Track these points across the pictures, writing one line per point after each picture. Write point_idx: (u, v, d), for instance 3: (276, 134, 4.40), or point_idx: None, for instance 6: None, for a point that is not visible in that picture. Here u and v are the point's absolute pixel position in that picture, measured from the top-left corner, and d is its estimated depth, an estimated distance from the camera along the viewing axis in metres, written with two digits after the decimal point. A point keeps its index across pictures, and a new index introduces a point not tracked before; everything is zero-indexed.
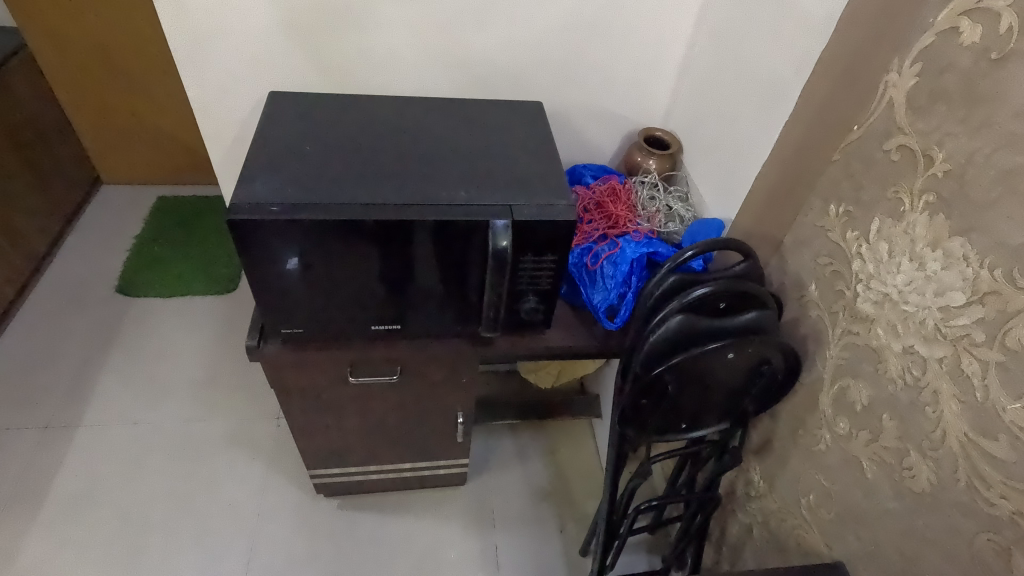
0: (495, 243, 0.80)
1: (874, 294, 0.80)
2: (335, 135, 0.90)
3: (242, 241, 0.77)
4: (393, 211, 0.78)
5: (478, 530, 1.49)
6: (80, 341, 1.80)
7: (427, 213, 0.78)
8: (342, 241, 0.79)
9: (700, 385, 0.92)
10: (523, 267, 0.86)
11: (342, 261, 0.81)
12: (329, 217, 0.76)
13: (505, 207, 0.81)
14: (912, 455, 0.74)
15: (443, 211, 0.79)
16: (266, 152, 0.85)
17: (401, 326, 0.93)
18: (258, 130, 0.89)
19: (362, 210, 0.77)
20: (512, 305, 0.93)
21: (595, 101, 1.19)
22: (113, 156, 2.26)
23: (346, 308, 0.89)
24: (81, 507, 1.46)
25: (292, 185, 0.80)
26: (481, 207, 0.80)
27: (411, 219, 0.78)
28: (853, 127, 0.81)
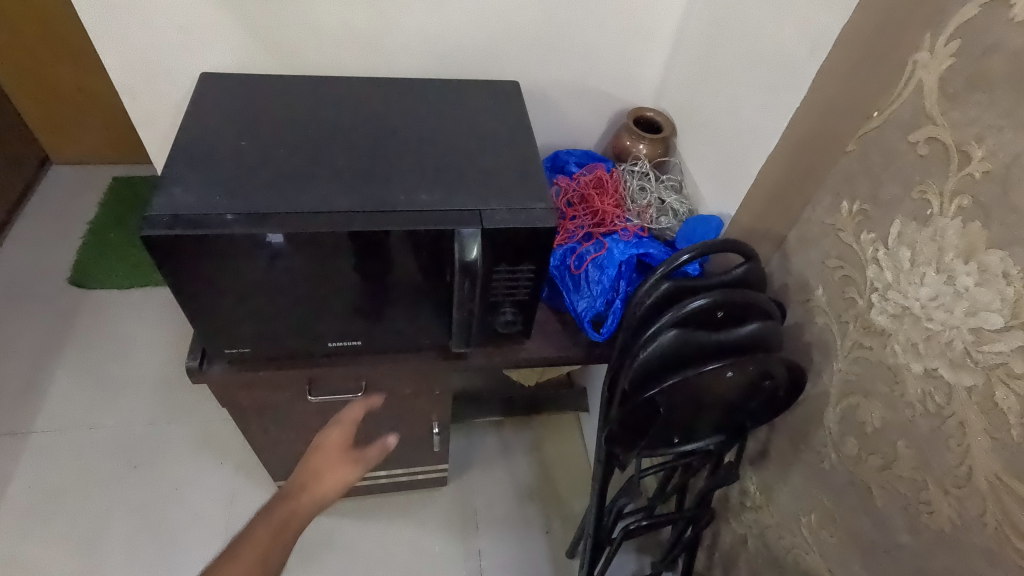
0: (463, 253, 0.70)
1: (892, 306, 0.71)
2: (275, 126, 0.77)
3: (164, 258, 0.65)
4: (341, 220, 0.67)
5: (461, 534, 1.43)
6: (30, 339, 1.67)
7: (382, 223, 0.67)
8: (284, 255, 0.67)
9: (695, 402, 0.83)
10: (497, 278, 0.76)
11: (285, 275, 0.70)
12: (266, 230, 0.65)
13: (475, 213, 0.70)
14: (930, 489, 0.67)
15: (402, 220, 0.68)
16: (192, 147, 0.72)
17: (362, 341, 0.83)
18: (184, 121, 0.76)
19: (305, 221, 0.66)
20: (488, 317, 0.83)
21: (580, 78, 1.07)
22: (60, 134, 2.07)
23: (296, 324, 0.78)
24: (36, 520, 1.37)
25: (222, 189, 0.68)
26: (447, 213, 0.69)
27: (363, 230, 0.67)
28: (873, 114, 0.71)
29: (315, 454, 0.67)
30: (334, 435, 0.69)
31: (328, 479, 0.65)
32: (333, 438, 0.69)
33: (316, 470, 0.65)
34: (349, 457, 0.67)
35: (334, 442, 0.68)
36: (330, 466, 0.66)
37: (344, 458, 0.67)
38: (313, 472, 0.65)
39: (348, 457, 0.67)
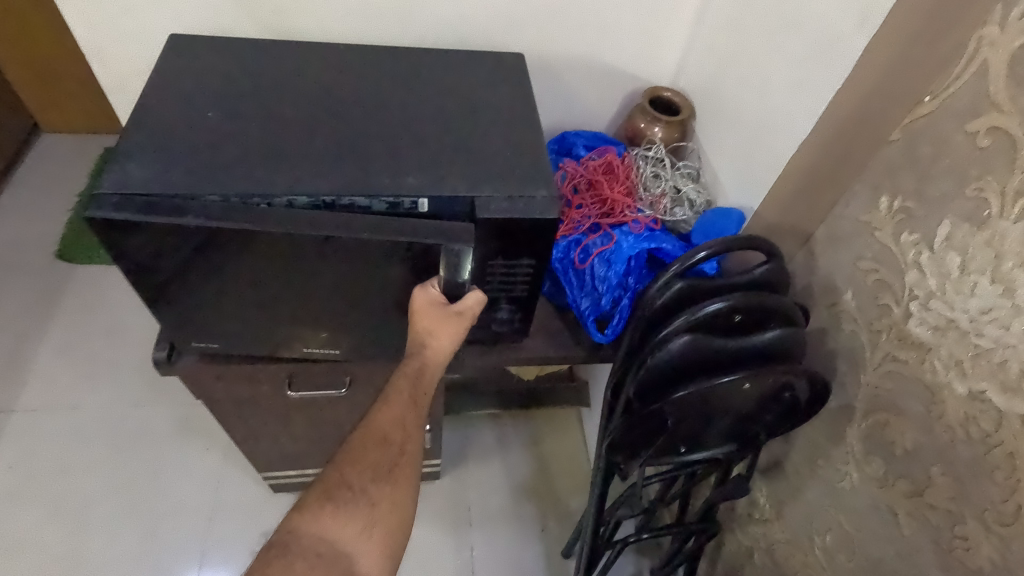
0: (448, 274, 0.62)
1: (934, 317, 0.63)
2: (251, 96, 0.70)
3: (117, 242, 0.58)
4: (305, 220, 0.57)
5: (453, 529, 1.38)
6: (14, 313, 1.62)
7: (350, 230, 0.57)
8: (248, 258, 0.59)
9: (706, 412, 0.76)
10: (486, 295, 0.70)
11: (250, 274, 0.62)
12: (226, 224, 0.56)
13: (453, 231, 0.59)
14: (968, 523, 0.60)
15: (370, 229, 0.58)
16: (154, 118, 0.65)
17: (338, 352, 0.75)
18: (147, 88, 0.68)
19: (264, 215, 0.57)
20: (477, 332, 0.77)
21: (592, 52, 0.98)
22: (51, 103, 2.00)
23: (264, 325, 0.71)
24: (15, 502, 1.33)
25: (184, 166, 0.60)
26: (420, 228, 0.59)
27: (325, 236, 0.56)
28: (924, 98, 0.62)
29: (416, 310, 0.64)
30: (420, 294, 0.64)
31: (437, 334, 0.65)
32: (422, 297, 0.63)
33: (422, 325, 0.64)
34: (447, 315, 0.64)
35: (426, 300, 0.64)
36: (434, 324, 0.64)
37: (443, 312, 0.64)
38: (421, 329, 0.65)
39: (446, 311, 0.63)
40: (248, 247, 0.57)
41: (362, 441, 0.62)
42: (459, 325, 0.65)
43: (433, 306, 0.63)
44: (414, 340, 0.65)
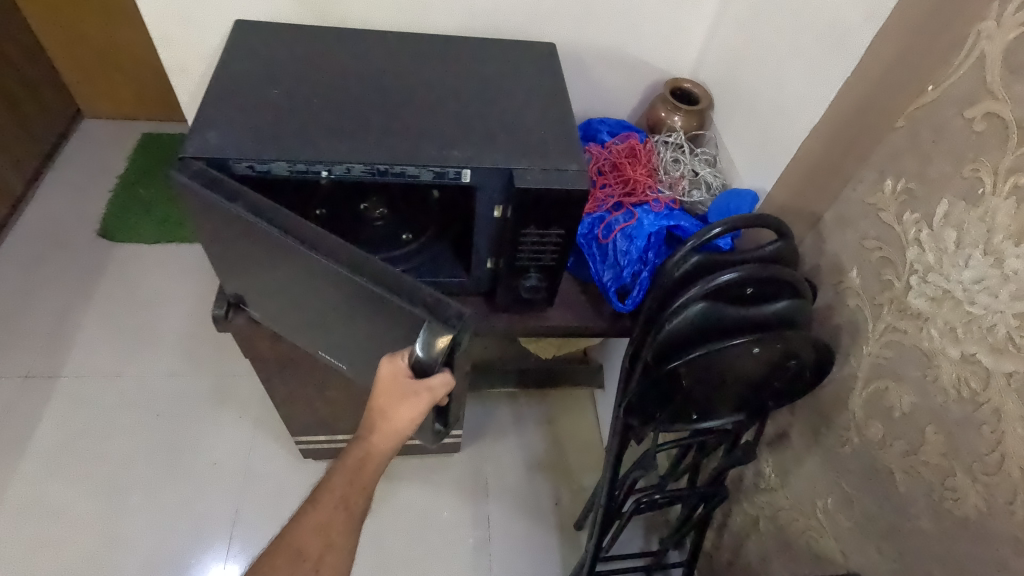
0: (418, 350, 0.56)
1: (932, 289, 0.68)
2: (310, 77, 0.77)
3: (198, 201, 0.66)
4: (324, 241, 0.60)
5: (471, 499, 1.45)
6: (60, 287, 1.71)
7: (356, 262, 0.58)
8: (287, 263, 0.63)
9: (717, 377, 0.82)
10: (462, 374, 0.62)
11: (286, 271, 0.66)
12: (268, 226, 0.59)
13: (439, 308, 0.55)
14: (957, 476, 0.66)
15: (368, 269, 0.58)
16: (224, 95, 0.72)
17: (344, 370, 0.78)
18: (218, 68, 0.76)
19: (308, 229, 0.59)
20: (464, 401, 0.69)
21: (617, 44, 1.04)
22: (94, 89, 2.09)
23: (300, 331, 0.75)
24: (62, 459, 1.42)
25: (254, 137, 0.68)
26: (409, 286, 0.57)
27: (327, 260, 0.58)
28: (927, 87, 0.68)
29: (377, 386, 0.60)
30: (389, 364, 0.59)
31: (391, 417, 0.60)
32: (388, 369, 0.59)
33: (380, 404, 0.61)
34: (409, 391, 0.58)
35: (390, 374, 0.59)
36: (392, 401, 0.60)
37: (403, 392, 0.58)
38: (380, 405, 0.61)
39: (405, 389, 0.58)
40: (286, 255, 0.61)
41: (285, 540, 0.61)
42: (415, 411, 0.59)
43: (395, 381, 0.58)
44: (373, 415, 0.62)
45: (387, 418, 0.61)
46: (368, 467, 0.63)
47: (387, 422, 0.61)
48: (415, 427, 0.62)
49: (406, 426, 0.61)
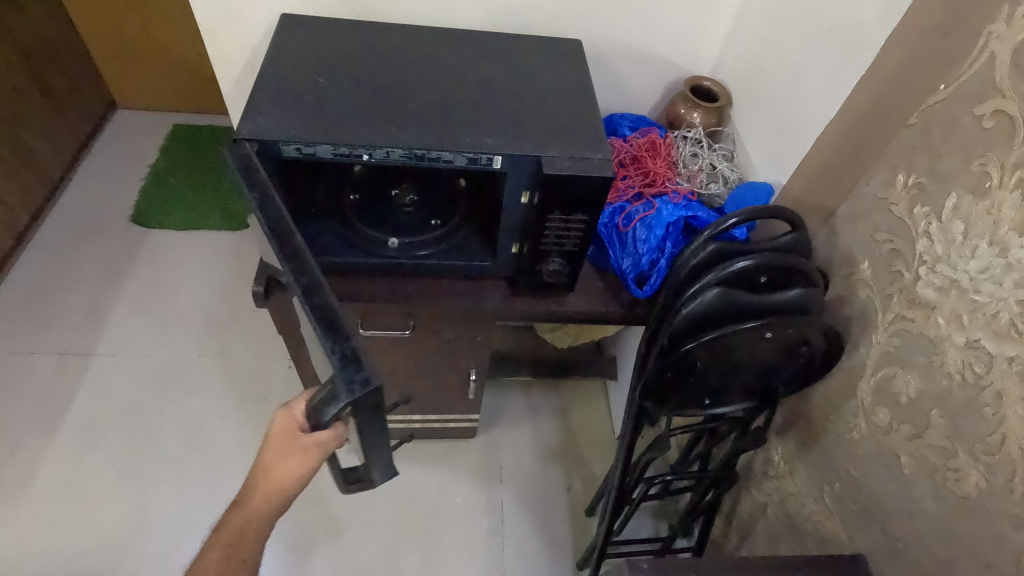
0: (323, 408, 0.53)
1: (939, 279, 0.71)
2: (353, 70, 0.83)
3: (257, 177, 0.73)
4: (304, 255, 0.59)
5: (485, 483, 1.50)
6: (94, 269, 1.78)
7: (314, 287, 0.56)
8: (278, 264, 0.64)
9: (730, 362, 0.86)
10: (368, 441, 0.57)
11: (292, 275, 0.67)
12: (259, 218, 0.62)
13: (345, 371, 0.51)
14: (960, 457, 0.69)
15: (318, 297, 0.56)
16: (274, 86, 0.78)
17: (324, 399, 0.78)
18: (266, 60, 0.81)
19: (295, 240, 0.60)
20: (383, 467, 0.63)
21: (640, 43, 1.08)
22: (129, 81, 2.17)
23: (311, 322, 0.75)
24: (96, 434, 1.48)
25: (306, 123, 0.73)
26: (338, 332, 0.53)
27: (287, 268, 0.57)
28: (939, 86, 0.70)
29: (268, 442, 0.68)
30: (282, 416, 0.66)
31: (279, 473, 0.67)
32: (283, 421, 0.66)
33: (269, 459, 0.67)
34: (297, 446, 0.65)
35: (281, 428, 0.66)
36: (282, 454, 0.66)
37: (291, 447, 0.65)
38: (269, 459, 0.67)
39: (292, 448, 0.65)
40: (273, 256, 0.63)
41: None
42: (302, 467, 0.66)
43: (286, 437, 0.65)
44: (262, 470, 0.68)
45: (274, 471, 0.67)
46: (256, 519, 0.69)
47: (274, 478, 0.67)
48: (305, 479, 0.68)
49: (294, 482, 0.68)
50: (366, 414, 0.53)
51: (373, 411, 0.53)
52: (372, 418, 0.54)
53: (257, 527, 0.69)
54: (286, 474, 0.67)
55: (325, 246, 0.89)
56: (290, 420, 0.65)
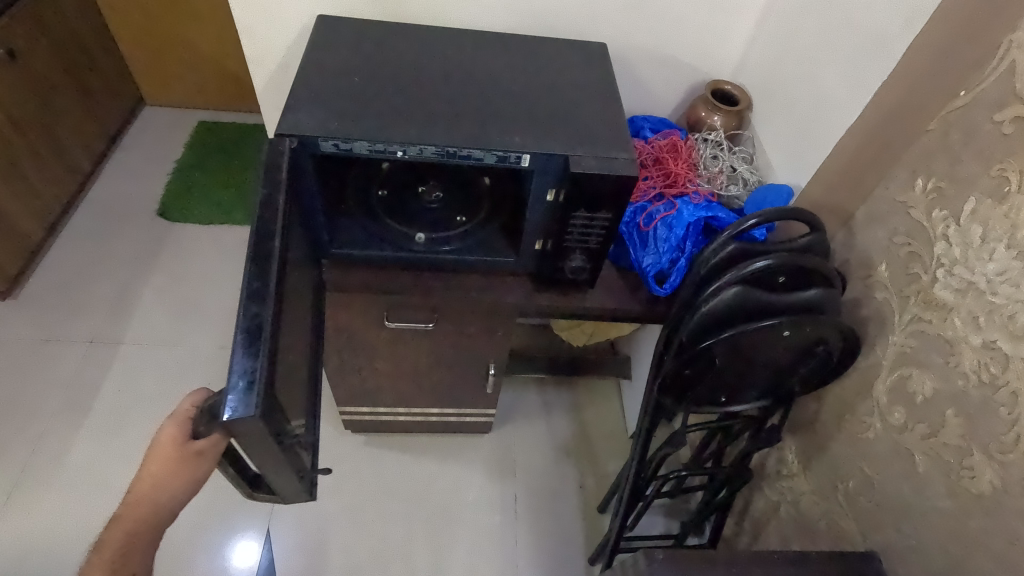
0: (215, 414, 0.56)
1: (957, 281, 0.73)
2: (388, 75, 0.87)
3: (301, 169, 0.79)
4: (270, 261, 0.62)
5: (499, 477, 1.52)
6: (121, 261, 1.83)
7: (259, 295, 0.59)
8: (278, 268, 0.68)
9: (747, 360, 0.87)
10: (260, 456, 0.59)
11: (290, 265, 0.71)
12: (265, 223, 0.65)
13: (237, 389, 0.54)
14: (975, 455, 0.71)
15: (258, 305, 0.58)
16: (316, 89, 0.83)
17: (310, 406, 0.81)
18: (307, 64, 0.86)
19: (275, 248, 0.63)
20: (281, 472, 0.65)
21: (662, 48, 1.11)
22: (157, 78, 2.23)
23: (303, 325, 0.78)
24: (123, 420, 1.51)
25: (345, 122, 0.79)
26: (253, 350, 0.56)
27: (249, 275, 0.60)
28: (960, 92, 0.72)
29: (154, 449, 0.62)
30: (170, 425, 0.61)
31: (166, 485, 0.62)
32: (167, 431, 0.61)
33: (153, 472, 0.62)
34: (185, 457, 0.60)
35: (169, 437, 0.61)
36: (166, 466, 0.61)
37: (181, 457, 0.60)
38: (151, 471, 0.62)
39: (180, 456, 0.60)
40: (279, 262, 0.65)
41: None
42: (192, 475, 0.62)
43: (174, 445, 0.60)
44: (141, 483, 0.63)
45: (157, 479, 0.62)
46: (141, 534, 0.63)
47: (160, 491, 0.63)
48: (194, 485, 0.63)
49: (182, 491, 0.63)
50: (246, 436, 0.55)
51: (256, 435, 0.55)
52: (255, 441, 0.56)
53: (143, 544, 0.63)
54: (176, 484, 0.62)
55: (355, 239, 0.92)
56: (179, 427, 0.61)
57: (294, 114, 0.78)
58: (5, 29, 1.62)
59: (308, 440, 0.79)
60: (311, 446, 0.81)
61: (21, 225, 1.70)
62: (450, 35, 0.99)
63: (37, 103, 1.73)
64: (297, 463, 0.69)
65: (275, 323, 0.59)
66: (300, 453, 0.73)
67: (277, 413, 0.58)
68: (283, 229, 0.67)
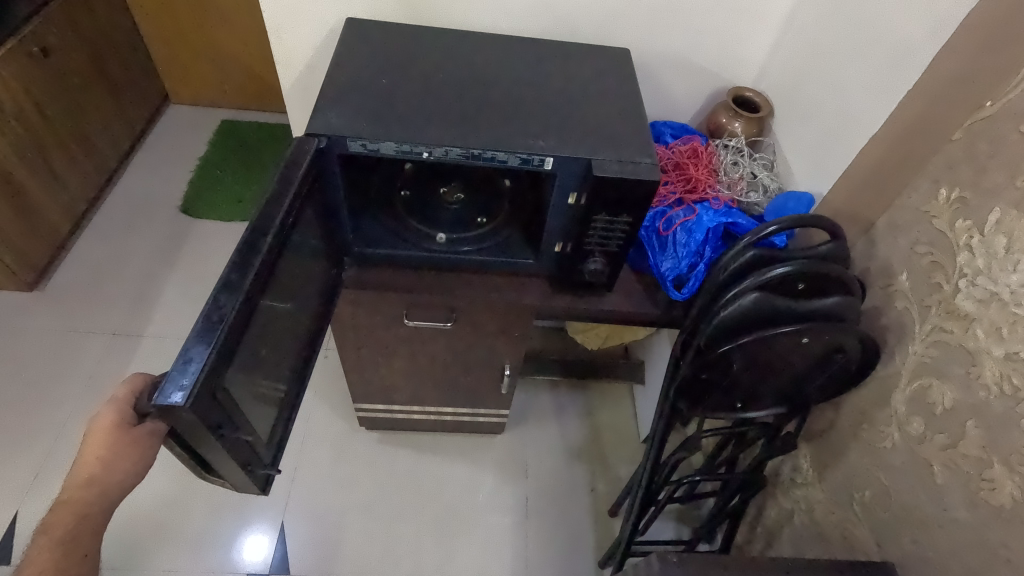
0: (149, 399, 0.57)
1: (980, 291, 0.72)
2: (415, 77, 0.89)
3: (326, 168, 0.80)
4: (255, 254, 0.64)
5: (511, 478, 1.52)
6: (145, 255, 1.86)
7: (232, 287, 0.61)
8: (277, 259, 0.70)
9: (765, 365, 0.87)
10: (197, 445, 0.60)
11: (287, 253, 0.72)
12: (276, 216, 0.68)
13: (178, 375, 0.55)
14: (995, 467, 0.70)
15: (228, 298, 0.60)
16: (345, 89, 0.85)
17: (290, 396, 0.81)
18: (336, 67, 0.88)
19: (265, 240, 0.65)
20: (224, 463, 0.65)
21: (685, 54, 1.12)
22: (183, 76, 2.28)
23: (297, 318, 0.80)
24: None
25: (372, 123, 0.80)
26: (206, 341, 0.57)
27: (230, 267, 0.62)
28: (986, 102, 0.71)
29: (98, 434, 0.62)
30: (107, 410, 0.62)
31: (112, 467, 0.63)
32: (108, 415, 0.62)
33: (97, 454, 0.62)
34: (125, 440, 0.60)
35: (109, 421, 0.62)
36: (110, 450, 0.62)
37: (122, 442, 0.61)
38: (96, 453, 0.63)
39: (121, 440, 0.60)
40: (277, 252, 0.67)
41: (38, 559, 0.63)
42: (135, 459, 0.62)
43: (114, 429, 0.61)
44: (89, 465, 0.63)
45: (101, 460, 0.63)
46: (93, 512, 0.65)
47: (107, 473, 0.63)
48: (141, 466, 0.63)
49: (129, 474, 0.64)
50: (184, 424, 0.55)
51: (188, 423, 0.56)
52: (194, 429, 0.57)
53: (96, 521, 0.65)
54: (121, 467, 0.63)
55: (376, 237, 0.93)
56: (119, 413, 0.62)
57: (323, 115, 0.80)
58: (39, 27, 1.66)
59: (280, 434, 0.79)
60: (280, 441, 0.80)
61: (49, 218, 1.74)
62: (474, 38, 1.00)
63: (67, 99, 1.78)
64: (246, 456, 0.69)
65: (241, 317, 0.60)
66: (258, 445, 0.72)
67: (219, 404, 0.59)
68: (281, 225, 0.68)
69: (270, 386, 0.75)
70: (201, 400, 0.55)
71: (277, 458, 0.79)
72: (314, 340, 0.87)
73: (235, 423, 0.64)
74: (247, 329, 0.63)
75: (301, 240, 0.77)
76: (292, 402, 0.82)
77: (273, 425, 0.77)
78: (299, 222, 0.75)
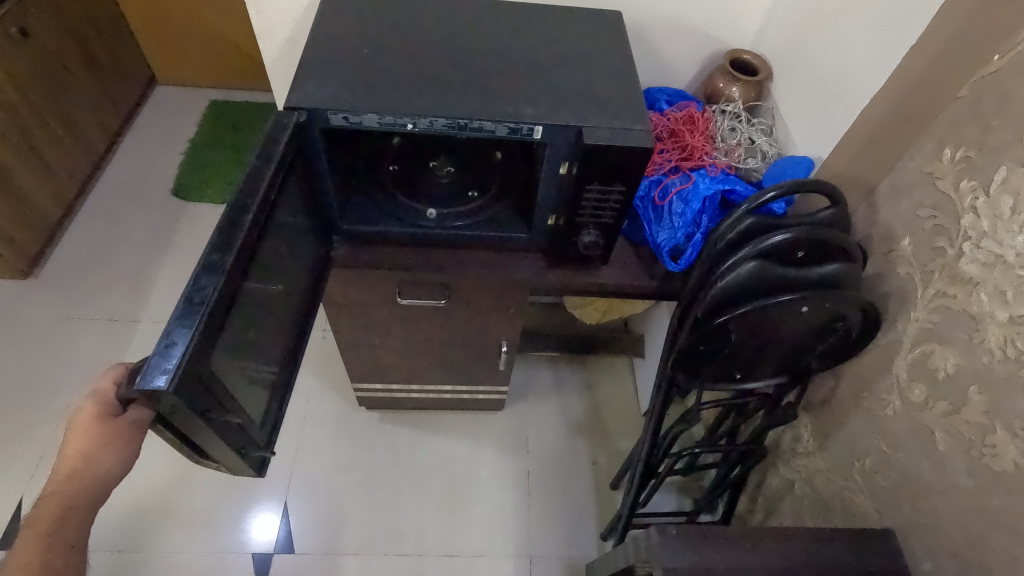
0: (130, 385, 0.55)
1: (984, 254, 0.70)
2: (399, 47, 0.86)
3: (308, 143, 0.78)
4: (236, 233, 0.62)
5: (512, 454, 1.53)
6: (137, 241, 1.84)
7: (214, 268, 0.59)
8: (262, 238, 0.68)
9: (764, 336, 0.86)
10: (186, 430, 0.58)
11: (271, 232, 0.69)
12: (256, 194, 0.65)
13: (160, 360, 0.53)
14: (998, 433, 0.69)
15: (209, 279, 0.58)
16: (326, 61, 0.82)
17: (282, 377, 0.80)
18: (317, 41, 0.85)
19: (246, 219, 0.63)
20: (214, 447, 0.63)
21: (682, 14, 1.08)
22: (169, 56, 2.23)
23: (284, 299, 0.78)
24: None
25: (354, 95, 0.77)
26: (188, 323, 0.55)
27: (209, 247, 0.60)
28: (994, 56, 0.68)
29: (83, 427, 0.61)
30: (90, 403, 0.61)
31: (96, 460, 0.62)
32: (89, 409, 0.61)
33: (81, 448, 0.61)
34: (112, 431, 0.59)
35: (91, 414, 0.61)
36: (94, 443, 0.61)
37: (109, 433, 0.60)
38: (79, 446, 0.62)
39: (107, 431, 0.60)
40: (259, 232, 0.65)
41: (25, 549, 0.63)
42: (123, 451, 0.61)
43: (97, 421, 0.60)
44: (71, 459, 0.62)
45: (84, 453, 0.62)
46: (77, 506, 0.64)
47: (92, 465, 0.62)
48: (129, 458, 0.63)
49: (115, 466, 0.63)
50: (170, 409, 0.54)
51: (173, 408, 0.54)
52: (180, 413, 0.55)
53: (80, 514, 0.64)
54: (106, 459, 0.62)
55: (366, 214, 0.92)
56: (101, 405, 0.61)
57: (304, 88, 0.77)
58: (15, 8, 1.62)
59: (274, 417, 0.78)
60: (275, 423, 0.79)
61: (39, 204, 1.72)
62: (460, 4, 0.96)
63: (49, 82, 1.73)
64: (239, 440, 0.68)
65: (224, 298, 0.59)
66: (249, 428, 0.71)
67: (206, 388, 0.58)
68: (263, 202, 0.66)
69: (260, 368, 0.73)
70: (185, 384, 0.54)
71: (272, 440, 0.78)
72: (304, 321, 0.85)
73: (224, 406, 0.62)
74: (232, 311, 0.61)
75: (286, 219, 0.75)
76: (285, 383, 0.81)
77: (266, 408, 0.76)
78: (282, 201, 0.73)
